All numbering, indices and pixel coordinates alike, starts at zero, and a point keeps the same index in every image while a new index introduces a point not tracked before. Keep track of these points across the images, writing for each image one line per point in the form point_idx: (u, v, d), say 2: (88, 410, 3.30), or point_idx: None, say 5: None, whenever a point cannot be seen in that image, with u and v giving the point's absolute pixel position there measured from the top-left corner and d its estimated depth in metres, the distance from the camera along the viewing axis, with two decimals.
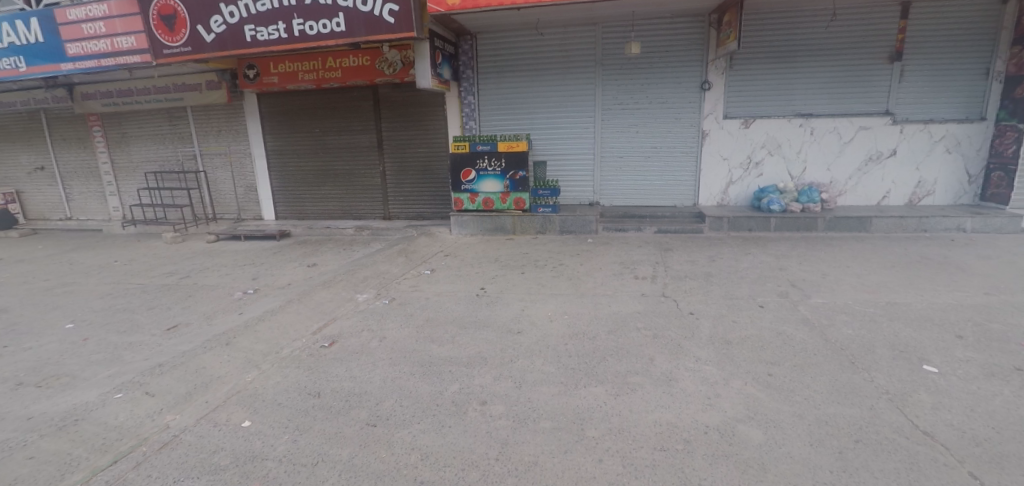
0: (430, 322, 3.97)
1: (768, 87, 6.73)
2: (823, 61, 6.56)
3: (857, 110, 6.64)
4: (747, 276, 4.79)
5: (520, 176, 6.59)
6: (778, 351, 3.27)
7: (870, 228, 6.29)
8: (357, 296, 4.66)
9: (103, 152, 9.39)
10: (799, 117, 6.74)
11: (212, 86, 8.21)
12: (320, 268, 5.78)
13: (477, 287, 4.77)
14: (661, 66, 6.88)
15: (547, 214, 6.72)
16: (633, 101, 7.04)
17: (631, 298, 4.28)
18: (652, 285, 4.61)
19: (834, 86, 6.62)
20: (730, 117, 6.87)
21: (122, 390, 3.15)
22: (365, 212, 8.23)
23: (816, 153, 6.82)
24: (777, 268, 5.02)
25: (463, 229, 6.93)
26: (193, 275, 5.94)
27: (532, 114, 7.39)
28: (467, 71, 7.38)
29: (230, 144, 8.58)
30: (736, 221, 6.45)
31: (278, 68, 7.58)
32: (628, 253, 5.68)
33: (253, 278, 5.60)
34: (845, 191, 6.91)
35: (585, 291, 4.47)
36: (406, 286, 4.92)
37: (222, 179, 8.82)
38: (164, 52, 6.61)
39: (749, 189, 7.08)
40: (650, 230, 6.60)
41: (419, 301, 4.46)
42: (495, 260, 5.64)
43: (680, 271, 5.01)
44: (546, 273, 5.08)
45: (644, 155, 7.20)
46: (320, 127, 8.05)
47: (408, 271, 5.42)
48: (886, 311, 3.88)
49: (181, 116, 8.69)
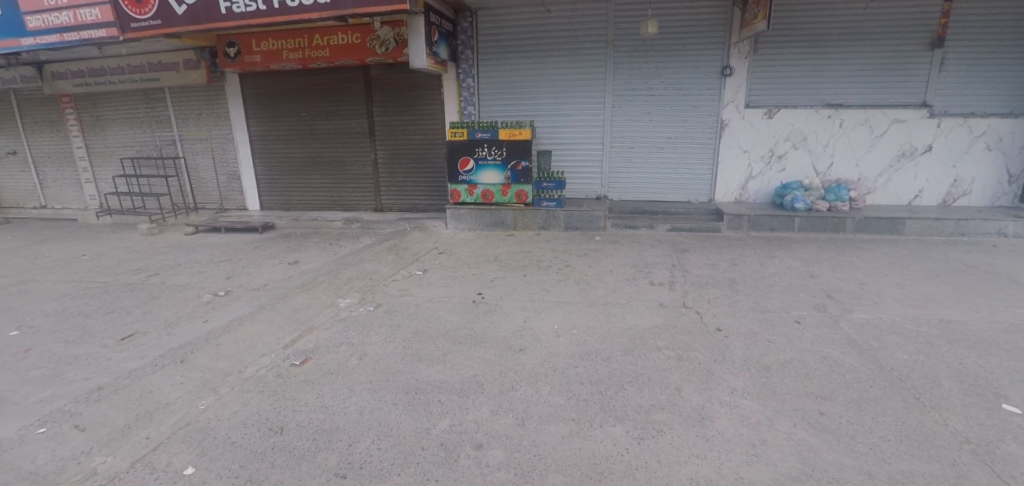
0: (419, 336, 3.47)
1: (795, 73, 6.17)
2: (856, 46, 5.99)
3: (891, 101, 6.09)
4: (776, 284, 4.28)
5: (523, 167, 6.04)
6: (826, 382, 2.79)
7: (902, 231, 5.80)
8: (339, 302, 4.15)
9: (78, 136, 8.81)
10: (827, 107, 6.19)
11: (190, 65, 7.62)
12: (302, 267, 5.27)
13: (474, 292, 4.26)
14: (678, 48, 6.30)
15: (551, 209, 6.18)
16: (646, 87, 6.48)
17: (649, 309, 3.76)
18: (670, 293, 4.09)
19: (868, 74, 6.05)
20: (752, 106, 6.32)
21: (48, 422, 2.61)
22: (356, 203, 7.69)
23: (844, 147, 6.28)
24: (807, 275, 4.52)
25: (460, 223, 6.42)
26: (163, 273, 5.41)
27: (535, 100, 6.81)
28: (466, 52, 6.79)
29: (212, 129, 8.00)
30: (756, 221, 5.96)
31: (260, 46, 6.97)
32: (640, 255, 5.16)
33: (227, 277, 5.09)
34: (874, 189, 6.38)
35: (596, 300, 3.96)
36: (395, 289, 4.41)
37: (203, 165, 8.26)
38: (133, 26, 6.01)
39: (770, 184, 6.54)
40: (663, 228, 6.07)
41: (408, 309, 3.94)
42: (494, 260, 5.12)
43: (701, 276, 4.49)
44: (551, 276, 4.56)
45: (657, 147, 6.65)
46: (308, 111, 7.48)
47: (398, 271, 4.91)
48: (942, 332, 3.40)
49: (159, 97, 8.11)
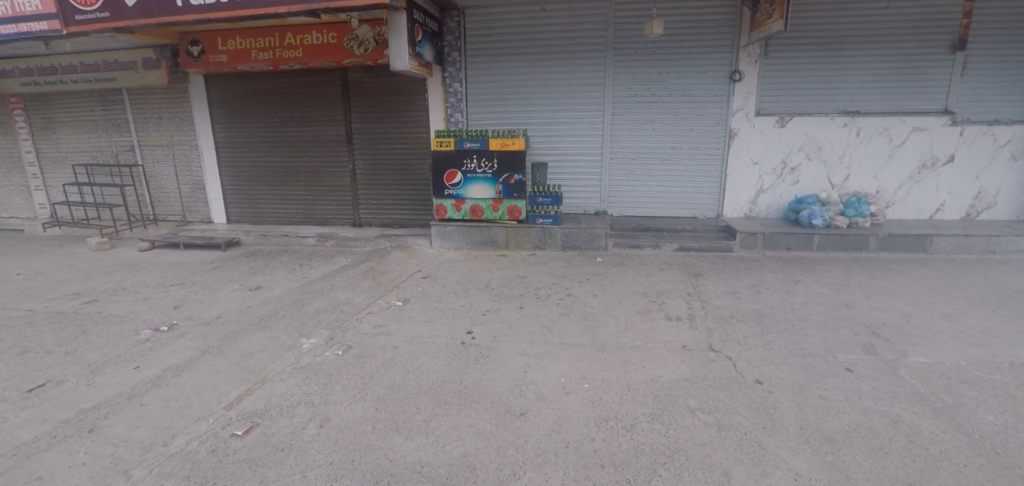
0: (396, 392, 2.81)
1: (809, 79, 5.70)
2: (876, 50, 5.54)
3: (912, 109, 5.65)
4: (811, 319, 3.74)
5: (516, 180, 5.45)
6: (910, 458, 2.20)
7: (929, 249, 5.34)
8: (301, 343, 3.46)
9: (26, 140, 7.98)
10: (843, 114, 5.72)
11: (148, 64, 6.89)
12: (264, 294, 4.59)
13: (462, 329, 3.62)
14: (683, 51, 5.79)
15: (547, 227, 5.58)
16: (650, 93, 5.95)
17: (671, 355, 3.17)
18: (692, 331, 3.51)
19: (886, 81, 5.61)
20: (764, 114, 5.83)
21: None
22: (332, 216, 7.01)
23: (862, 159, 5.82)
24: (841, 305, 4.00)
25: (446, 242, 5.78)
26: (102, 299, 4.67)
27: (528, 107, 6.23)
28: (452, 54, 6.20)
29: (173, 134, 7.26)
30: (772, 239, 5.44)
31: (226, 45, 6.29)
32: (650, 280, 4.59)
33: (175, 307, 4.37)
34: (893, 203, 5.93)
35: (608, 342, 3.35)
36: (370, 325, 3.77)
37: (164, 174, 7.49)
38: (76, 18, 5.28)
39: (783, 199, 6.04)
40: (671, 248, 5.52)
41: (384, 354, 3.28)
42: (486, 287, 4.50)
43: (723, 307, 3.94)
44: (552, 308, 3.96)
45: (662, 158, 6.12)
46: (278, 116, 6.80)
47: (375, 301, 4.25)
48: (1021, 379, 2.84)
49: (114, 99, 7.35)
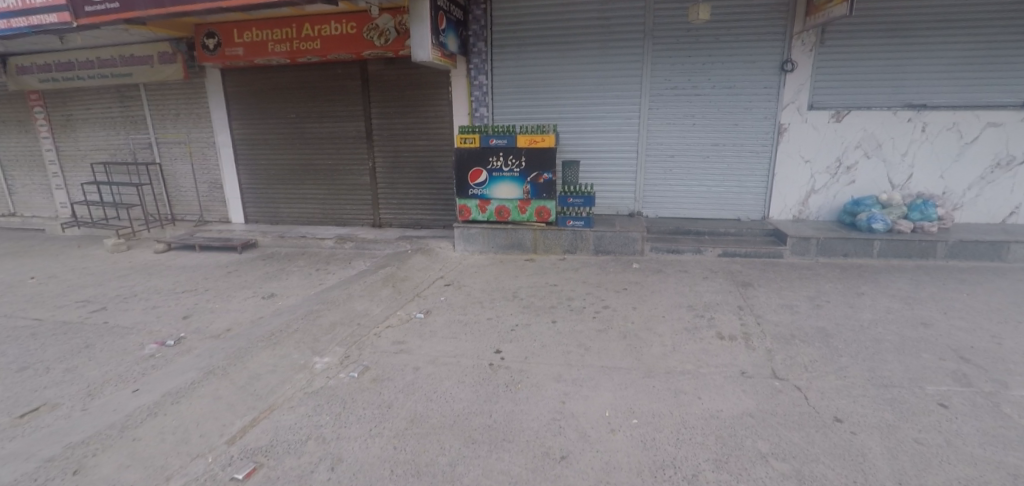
0: (418, 426, 2.49)
1: (870, 69, 5.16)
2: (948, 35, 4.97)
3: (987, 101, 5.06)
4: (885, 340, 3.28)
5: (545, 179, 5.08)
6: None
7: (1006, 258, 4.77)
8: (314, 363, 3.20)
9: (46, 138, 7.94)
10: (908, 108, 5.17)
11: (164, 58, 6.71)
12: (278, 304, 4.34)
13: (490, 348, 3.28)
14: (729, 39, 5.31)
15: (579, 229, 5.19)
16: (691, 84, 5.49)
17: (730, 384, 2.77)
18: (751, 354, 3.10)
19: (959, 69, 5.03)
20: (818, 107, 5.31)
21: None
22: (351, 217, 6.76)
23: (927, 156, 5.26)
24: (918, 324, 3.52)
25: (469, 245, 5.46)
26: (111, 308, 4.49)
27: (558, 101, 5.83)
28: (478, 44, 5.83)
29: (190, 131, 7.10)
30: (827, 244, 4.96)
31: (243, 38, 6.05)
32: (694, 291, 4.17)
33: (184, 318, 4.16)
34: (961, 206, 5.36)
35: (654, 366, 2.96)
36: (388, 341, 3.47)
37: (181, 173, 7.35)
38: (86, 10, 5.10)
39: (836, 200, 5.53)
40: (713, 253, 5.08)
41: (404, 378, 2.97)
42: (514, 297, 4.15)
43: (781, 325, 3.50)
44: (588, 323, 3.59)
45: (702, 155, 5.66)
46: (296, 113, 6.55)
47: (395, 312, 3.95)
48: None
49: (132, 95, 7.23)
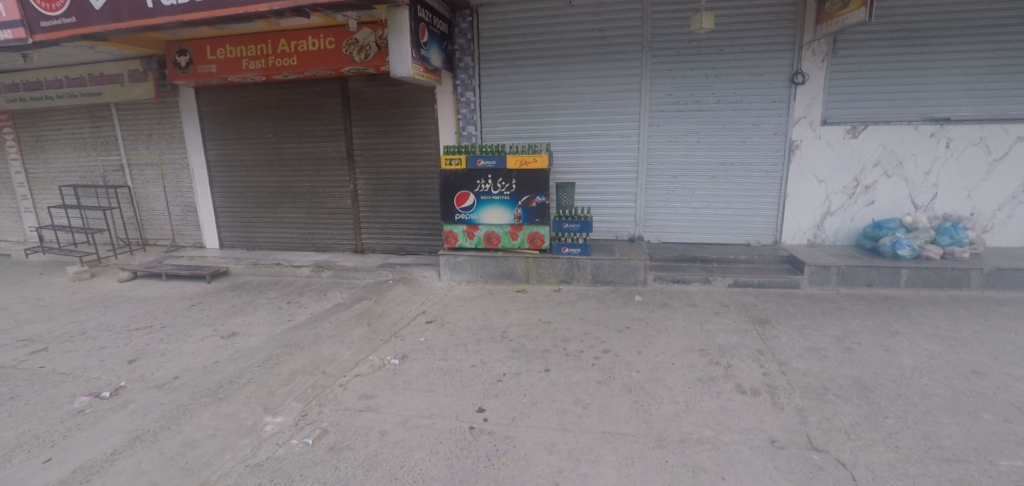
0: None
1: (885, 81, 4.78)
2: (969, 44, 4.60)
3: (1014, 115, 4.67)
4: (935, 394, 2.79)
5: (538, 203, 4.64)
6: None
7: None
8: (263, 425, 2.72)
9: (15, 159, 7.52)
10: (930, 123, 4.78)
11: (135, 76, 6.31)
12: (238, 346, 3.85)
13: (472, 406, 2.80)
14: (734, 51, 4.94)
15: (574, 257, 4.74)
16: (694, 100, 5.11)
17: (759, 458, 2.28)
18: (779, 415, 2.62)
19: (981, 80, 4.65)
20: (831, 122, 4.92)
21: None
22: (332, 242, 6.30)
23: (952, 174, 4.85)
24: (969, 373, 3.03)
25: (456, 274, 4.99)
26: (53, 348, 4.00)
27: (551, 118, 5.43)
28: (465, 58, 5.46)
29: (163, 152, 6.68)
30: (848, 273, 4.51)
31: (216, 54, 5.68)
32: (706, 330, 3.69)
33: (129, 362, 3.66)
34: (992, 227, 4.92)
35: (665, 433, 2.48)
36: (354, 396, 2.98)
37: (154, 195, 6.91)
38: (42, 24, 4.71)
39: (855, 222, 5.09)
40: (722, 283, 4.63)
41: (366, 447, 2.48)
42: (502, 338, 3.67)
43: (810, 375, 3.02)
44: (585, 372, 3.11)
45: (708, 176, 5.25)
46: (274, 132, 6.14)
47: (366, 358, 3.47)
48: None
49: (104, 115, 6.83)
